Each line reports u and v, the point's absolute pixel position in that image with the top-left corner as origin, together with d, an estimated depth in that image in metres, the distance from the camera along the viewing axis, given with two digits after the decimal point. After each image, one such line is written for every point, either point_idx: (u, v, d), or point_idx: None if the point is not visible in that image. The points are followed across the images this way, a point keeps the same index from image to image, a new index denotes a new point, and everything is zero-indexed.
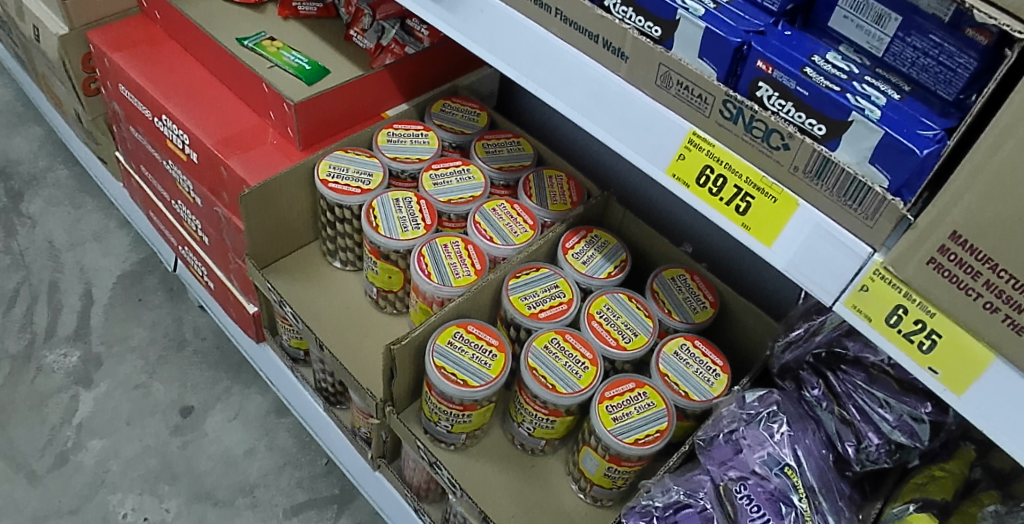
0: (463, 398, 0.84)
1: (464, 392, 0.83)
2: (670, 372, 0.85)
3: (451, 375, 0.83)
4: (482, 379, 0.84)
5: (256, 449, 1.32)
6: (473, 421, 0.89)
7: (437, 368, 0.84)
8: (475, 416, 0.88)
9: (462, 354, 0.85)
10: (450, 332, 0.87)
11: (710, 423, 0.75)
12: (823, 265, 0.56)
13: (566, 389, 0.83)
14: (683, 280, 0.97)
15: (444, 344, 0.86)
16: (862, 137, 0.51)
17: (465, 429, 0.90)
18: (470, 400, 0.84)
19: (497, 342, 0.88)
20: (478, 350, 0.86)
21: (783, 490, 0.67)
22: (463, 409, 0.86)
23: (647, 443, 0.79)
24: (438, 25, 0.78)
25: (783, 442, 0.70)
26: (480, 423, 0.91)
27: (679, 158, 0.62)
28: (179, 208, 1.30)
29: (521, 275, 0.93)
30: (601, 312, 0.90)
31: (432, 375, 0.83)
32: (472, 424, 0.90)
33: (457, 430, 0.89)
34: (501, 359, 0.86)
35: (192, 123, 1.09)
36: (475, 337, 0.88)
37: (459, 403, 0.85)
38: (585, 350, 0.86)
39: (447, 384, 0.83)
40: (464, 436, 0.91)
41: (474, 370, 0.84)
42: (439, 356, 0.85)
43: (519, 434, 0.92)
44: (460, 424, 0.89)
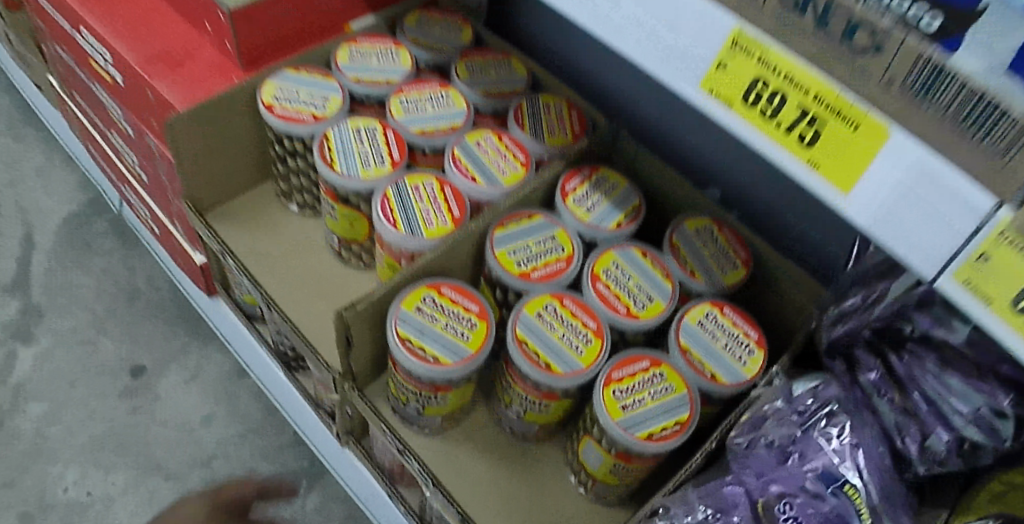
0: (434, 379, 0.68)
1: (436, 372, 0.67)
2: (693, 347, 0.69)
3: (419, 350, 0.67)
4: (458, 355, 0.67)
5: (217, 415, 1.18)
6: (449, 403, 0.73)
7: (401, 341, 0.67)
8: (451, 398, 0.72)
9: (433, 324, 0.69)
10: (419, 295, 0.70)
11: (746, 420, 0.60)
12: (922, 222, 0.38)
13: (563, 369, 0.66)
14: (709, 233, 0.80)
15: (411, 311, 0.69)
16: (1005, 28, 0.31)
17: (439, 412, 0.74)
18: (444, 381, 0.68)
19: (478, 309, 0.71)
20: (453, 318, 0.70)
21: (841, 515, 0.52)
22: (435, 391, 0.70)
23: (663, 439, 0.63)
24: None
25: (845, 453, 0.55)
26: (458, 405, 0.75)
27: (718, 68, 0.43)
28: (115, 140, 1.12)
29: (510, 224, 0.75)
30: (609, 271, 0.73)
31: (395, 350, 0.67)
32: (448, 407, 0.74)
33: (432, 412, 0.74)
34: (483, 329, 0.70)
35: (111, 36, 0.90)
36: (450, 303, 0.71)
37: (430, 384, 0.69)
38: (587, 319, 0.70)
39: (413, 362, 0.66)
40: (440, 419, 0.76)
41: (448, 344, 0.68)
42: (404, 325, 0.68)
43: (507, 416, 0.77)
44: (434, 407, 0.73)
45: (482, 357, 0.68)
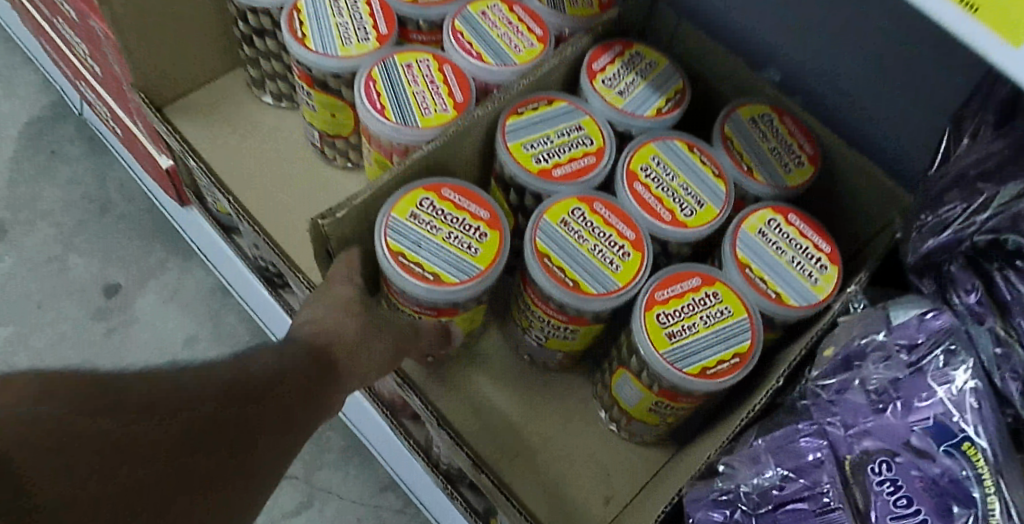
0: (435, 301, 0.56)
1: (438, 293, 0.55)
2: (752, 261, 0.56)
3: (416, 267, 0.54)
4: (464, 273, 0.55)
5: (201, 336, 1.08)
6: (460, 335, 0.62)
7: (393, 256, 0.55)
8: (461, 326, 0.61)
9: (433, 234, 0.56)
10: (414, 199, 0.57)
11: (832, 358, 0.49)
12: None
13: (593, 290, 0.54)
14: (768, 123, 0.66)
15: (405, 219, 0.56)
16: None
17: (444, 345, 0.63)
18: (447, 303, 0.56)
19: (488, 216, 0.58)
20: (457, 227, 0.57)
21: (953, 480, 0.41)
22: (438, 315, 0.58)
23: (718, 375, 0.51)
24: None
25: (964, 402, 0.43)
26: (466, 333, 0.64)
27: None
28: (60, 26, 0.95)
29: (525, 111, 0.61)
30: (648, 168, 0.60)
31: (386, 267, 0.55)
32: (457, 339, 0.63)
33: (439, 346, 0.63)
34: (495, 241, 0.57)
35: None
36: (454, 208, 0.57)
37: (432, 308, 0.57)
38: (623, 227, 0.57)
39: (409, 281, 0.54)
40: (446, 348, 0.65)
41: (450, 260, 0.55)
42: (396, 235, 0.55)
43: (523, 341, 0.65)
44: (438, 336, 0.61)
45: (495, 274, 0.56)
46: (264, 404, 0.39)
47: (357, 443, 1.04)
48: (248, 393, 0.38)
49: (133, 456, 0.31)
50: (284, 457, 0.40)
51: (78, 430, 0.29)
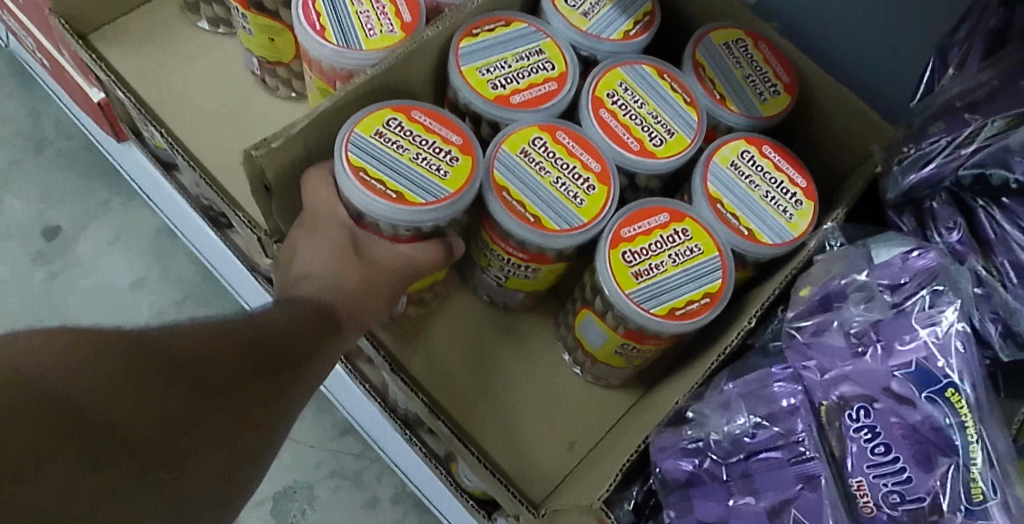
0: (396, 225, 0.50)
1: (397, 216, 0.49)
2: (725, 195, 0.53)
3: (376, 184, 0.49)
4: (430, 196, 0.49)
5: (147, 281, 1.03)
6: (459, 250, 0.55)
7: (352, 171, 0.49)
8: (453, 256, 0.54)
9: (401, 153, 0.50)
10: (383, 117, 0.51)
11: (809, 298, 0.46)
12: None
13: (556, 226, 0.50)
14: (742, 49, 0.61)
15: (370, 135, 0.50)
16: None
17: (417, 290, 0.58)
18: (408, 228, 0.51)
19: (461, 141, 0.52)
20: (426, 149, 0.51)
21: (935, 426, 0.38)
22: (393, 241, 0.52)
23: (688, 316, 0.48)
24: None
25: (947, 346, 0.40)
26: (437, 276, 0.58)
27: None
28: None
29: (481, 32, 0.56)
30: (614, 95, 0.55)
31: (344, 183, 0.49)
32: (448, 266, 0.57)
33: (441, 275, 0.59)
34: (471, 165, 0.51)
35: None
36: (424, 130, 0.51)
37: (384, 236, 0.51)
38: (588, 159, 0.52)
39: (367, 198, 0.49)
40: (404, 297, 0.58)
41: (416, 180, 0.49)
42: (357, 151, 0.49)
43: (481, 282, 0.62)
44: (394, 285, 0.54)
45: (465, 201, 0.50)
46: (274, 380, 0.40)
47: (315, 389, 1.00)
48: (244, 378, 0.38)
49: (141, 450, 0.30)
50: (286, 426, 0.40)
51: (99, 422, 0.29)
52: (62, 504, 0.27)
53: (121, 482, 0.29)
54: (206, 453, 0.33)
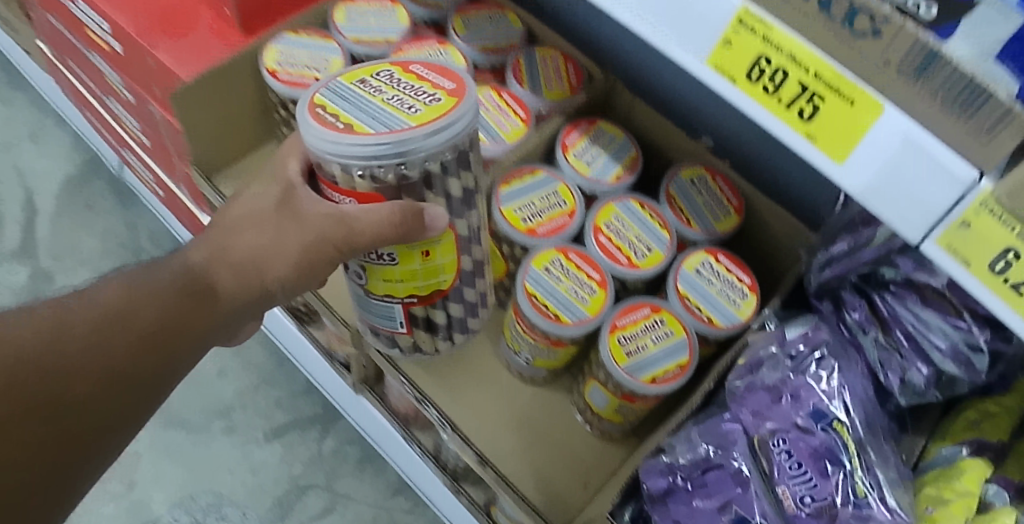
0: (347, 161, 0.50)
1: (343, 145, 0.49)
2: (691, 293, 0.74)
3: (331, 117, 0.50)
4: (381, 125, 0.49)
5: (229, 366, 1.24)
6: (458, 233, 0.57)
7: (316, 108, 0.51)
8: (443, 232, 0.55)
9: (374, 95, 0.52)
10: (374, 72, 0.54)
11: (743, 364, 0.66)
12: (920, 184, 0.43)
13: (571, 320, 0.72)
14: (703, 182, 0.83)
15: (351, 83, 0.53)
16: (987, 26, 0.37)
17: (420, 296, 0.60)
18: (366, 169, 0.50)
19: (449, 87, 0.52)
20: (404, 92, 0.52)
21: (829, 447, 0.59)
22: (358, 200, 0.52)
23: (666, 381, 0.69)
24: None
25: (833, 393, 0.62)
26: (439, 282, 0.60)
27: (724, 46, 0.47)
28: (113, 104, 1.13)
29: (514, 181, 0.80)
30: (610, 223, 0.78)
31: (305, 118, 0.51)
32: (452, 266, 0.59)
33: (450, 286, 0.61)
34: (445, 105, 0.50)
35: (106, 5, 0.91)
36: (413, 80, 0.53)
37: (348, 189, 0.52)
38: (592, 271, 0.75)
39: (318, 128, 0.50)
40: (404, 305, 0.61)
41: (375, 113, 0.50)
42: (328, 94, 0.52)
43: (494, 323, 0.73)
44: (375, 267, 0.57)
45: (422, 141, 0.49)
46: (160, 353, 0.57)
47: (371, 455, 1.20)
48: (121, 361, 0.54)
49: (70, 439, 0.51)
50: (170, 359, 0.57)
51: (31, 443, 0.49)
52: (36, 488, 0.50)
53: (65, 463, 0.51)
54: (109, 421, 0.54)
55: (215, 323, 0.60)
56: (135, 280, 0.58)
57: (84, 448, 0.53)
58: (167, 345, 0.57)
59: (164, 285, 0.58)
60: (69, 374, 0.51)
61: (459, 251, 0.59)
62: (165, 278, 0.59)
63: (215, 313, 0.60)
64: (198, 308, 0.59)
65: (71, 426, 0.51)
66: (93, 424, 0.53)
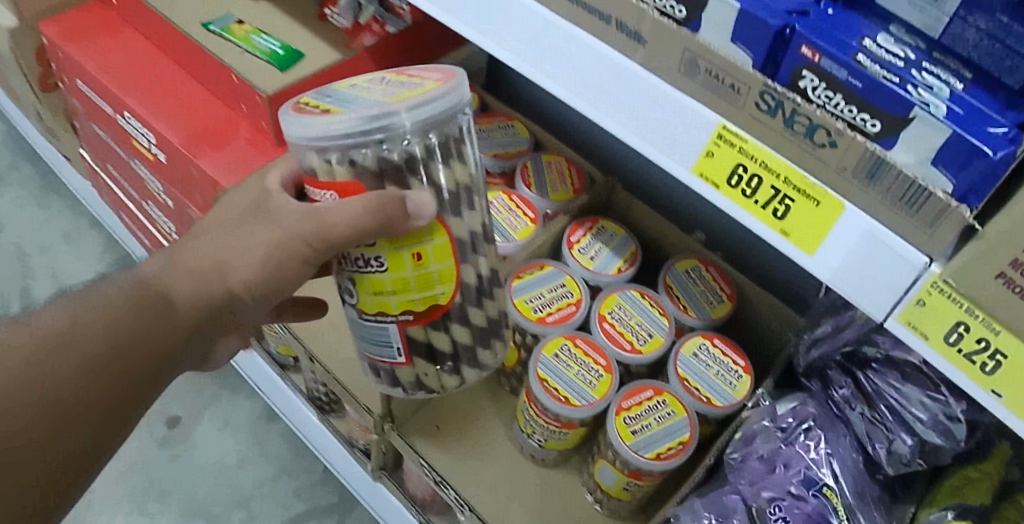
0: (323, 143, 0.53)
1: (318, 125, 0.52)
2: (690, 375, 0.80)
3: (313, 108, 0.55)
4: (356, 106, 0.53)
5: (248, 455, 1.28)
6: (451, 238, 0.57)
7: (301, 106, 0.56)
8: (433, 231, 0.55)
9: (357, 91, 0.57)
10: (361, 78, 0.60)
11: (740, 438, 0.73)
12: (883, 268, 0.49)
13: (580, 402, 0.77)
14: (698, 272, 0.90)
15: (339, 86, 0.59)
16: (924, 137, 0.44)
17: (416, 314, 0.59)
18: (342, 149, 0.53)
19: (431, 79, 0.57)
20: (386, 87, 0.57)
21: (821, 512, 0.65)
22: (337, 191, 0.54)
23: (669, 457, 0.74)
24: (436, 14, 0.69)
25: (822, 461, 0.68)
26: (434, 296, 0.58)
27: (707, 156, 0.55)
28: (152, 209, 1.23)
29: (525, 275, 0.87)
30: (613, 312, 0.85)
31: (288, 114, 0.56)
32: (448, 275, 0.58)
33: (448, 302, 0.60)
34: (423, 89, 0.55)
35: (157, 121, 1.00)
36: (397, 78, 0.58)
37: (329, 182, 0.54)
38: (598, 356, 0.81)
39: (298, 117, 0.54)
40: (398, 325, 0.60)
41: (353, 101, 0.55)
42: (315, 96, 0.58)
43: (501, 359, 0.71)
44: (367, 277, 0.56)
45: (390, 116, 0.52)
46: (140, 365, 0.55)
47: None
48: (101, 383, 0.52)
49: (75, 460, 0.52)
50: (155, 360, 0.56)
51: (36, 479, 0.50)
52: (60, 501, 0.52)
53: (77, 476, 0.53)
54: (111, 430, 0.54)
55: (185, 334, 0.58)
56: (83, 300, 0.54)
57: (55, 484, 0.51)
58: (125, 368, 0.54)
59: (117, 302, 0.55)
60: (12, 415, 0.48)
61: (455, 257, 0.58)
62: (119, 296, 0.55)
63: (176, 327, 0.57)
64: (156, 325, 0.56)
65: (76, 450, 0.52)
66: (58, 458, 0.50)
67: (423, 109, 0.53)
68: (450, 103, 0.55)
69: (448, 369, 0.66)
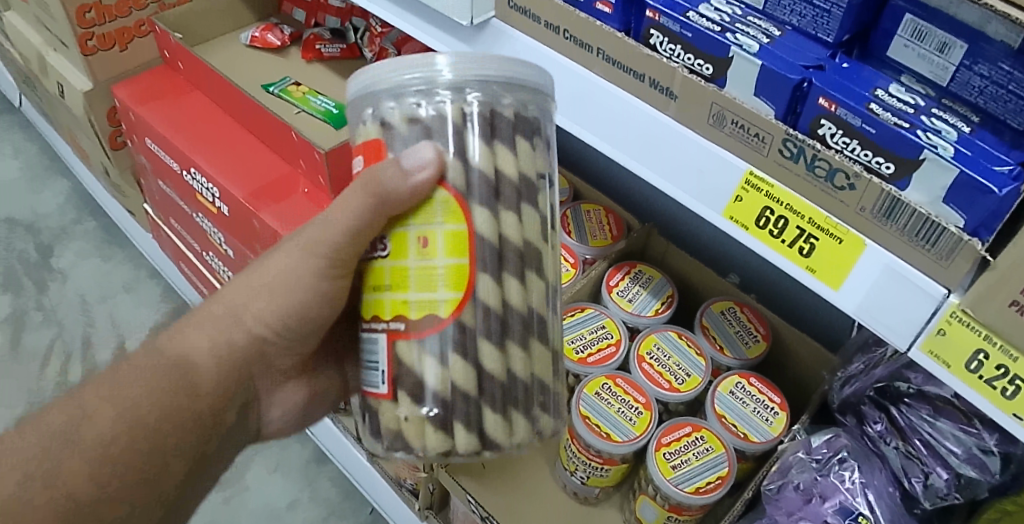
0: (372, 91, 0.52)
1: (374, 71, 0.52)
2: (727, 413, 0.82)
3: None
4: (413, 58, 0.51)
5: (298, 498, 1.32)
6: (471, 230, 0.49)
7: None
8: (447, 212, 0.49)
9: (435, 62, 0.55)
10: None
11: (777, 469, 0.76)
12: (904, 300, 0.53)
13: (621, 437, 0.80)
14: (733, 314, 0.93)
15: None
16: (935, 176, 0.48)
17: (409, 323, 0.50)
18: (380, 103, 0.52)
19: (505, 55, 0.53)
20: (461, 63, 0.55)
21: None
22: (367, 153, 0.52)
23: (708, 491, 0.76)
24: None
25: (856, 490, 0.72)
26: (434, 301, 0.49)
27: (736, 200, 0.60)
28: (211, 259, 1.31)
29: (566, 317, 0.92)
30: (651, 353, 0.88)
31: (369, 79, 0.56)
32: (456, 276, 0.48)
33: (450, 316, 0.49)
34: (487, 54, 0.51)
35: (223, 177, 1.09)
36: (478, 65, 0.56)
37: (360, 147, 0.53)
38: (638, 395, 0.84)
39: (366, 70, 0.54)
40: (387, 336, 0.51)
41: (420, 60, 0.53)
42: None
43: (509, 429, 0.53)
44: (375, 266, 0.52)
45: (425, 67, 0.50)
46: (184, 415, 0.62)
47: None
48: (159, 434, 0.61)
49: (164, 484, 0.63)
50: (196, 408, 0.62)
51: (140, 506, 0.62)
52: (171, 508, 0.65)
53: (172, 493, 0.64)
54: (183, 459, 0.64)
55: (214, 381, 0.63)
56: (116, 372, 0.61)
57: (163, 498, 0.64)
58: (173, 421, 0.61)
59: (145, 373, 0.61)
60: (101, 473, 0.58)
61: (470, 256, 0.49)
62: (144, 365, 0.61)
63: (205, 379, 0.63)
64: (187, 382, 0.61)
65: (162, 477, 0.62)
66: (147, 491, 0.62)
67: (463, 66, 0.50)
68: (496, 71, 0.51)
69: (432, 417, 0.52)
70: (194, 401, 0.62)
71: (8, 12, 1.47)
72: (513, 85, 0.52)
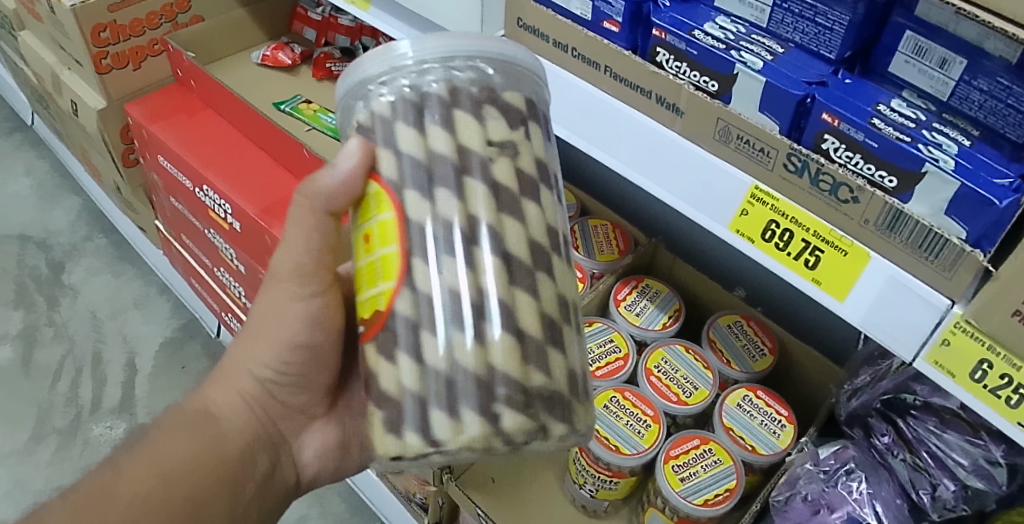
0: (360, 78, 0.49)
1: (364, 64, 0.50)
2: (735, 425, 0.83)
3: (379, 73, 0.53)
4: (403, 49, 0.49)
5: (307, 514, 1.32)
6: (398, 215, 0.46)
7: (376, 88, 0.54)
8: (377, 203, 0.47)
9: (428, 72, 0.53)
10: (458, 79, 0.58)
11: (784, 481, 0.78)
12: (909, 311, 0.53)
13: (629, 450, 0.81)
14: (739, 327, 0.94)
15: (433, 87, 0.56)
16: (937, 189, 0.49)
17: (366, 324, 0.48)
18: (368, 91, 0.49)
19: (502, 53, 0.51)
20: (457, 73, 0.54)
21: None
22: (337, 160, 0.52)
23: (717, 503, 0.76)
24: None
25: (863, 501, 0.73)
26: (376, 295, 0.47)
27: (742, 214, 0.61)
28: (222, 275, 1.32)
29: None
30: (659, 366, 0.88)
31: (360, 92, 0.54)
32: (388, 265, 0.46)
33: (387, 308, 0.46)
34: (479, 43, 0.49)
35: (234, 193, 1.10)
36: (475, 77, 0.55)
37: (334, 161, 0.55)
38: (646, 407, 0.85)
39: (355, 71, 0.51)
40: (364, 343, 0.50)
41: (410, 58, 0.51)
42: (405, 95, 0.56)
43: (459, 430, 0.45)
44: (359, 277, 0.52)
45: (359, 69, 0.49)
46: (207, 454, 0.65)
47: None
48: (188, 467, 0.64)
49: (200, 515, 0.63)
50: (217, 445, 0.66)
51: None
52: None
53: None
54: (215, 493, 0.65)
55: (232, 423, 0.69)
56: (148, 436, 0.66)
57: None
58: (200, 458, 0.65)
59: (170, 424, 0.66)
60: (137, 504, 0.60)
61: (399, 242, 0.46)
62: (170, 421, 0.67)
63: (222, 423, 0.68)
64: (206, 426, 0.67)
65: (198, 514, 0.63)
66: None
67: (386, 57, 0.48)
68: (448, 46, 0.47)
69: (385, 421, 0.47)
70: (217, 447, 0.66)
71: (24, 33, 1.49)
72: (444, 62, 0.48)
